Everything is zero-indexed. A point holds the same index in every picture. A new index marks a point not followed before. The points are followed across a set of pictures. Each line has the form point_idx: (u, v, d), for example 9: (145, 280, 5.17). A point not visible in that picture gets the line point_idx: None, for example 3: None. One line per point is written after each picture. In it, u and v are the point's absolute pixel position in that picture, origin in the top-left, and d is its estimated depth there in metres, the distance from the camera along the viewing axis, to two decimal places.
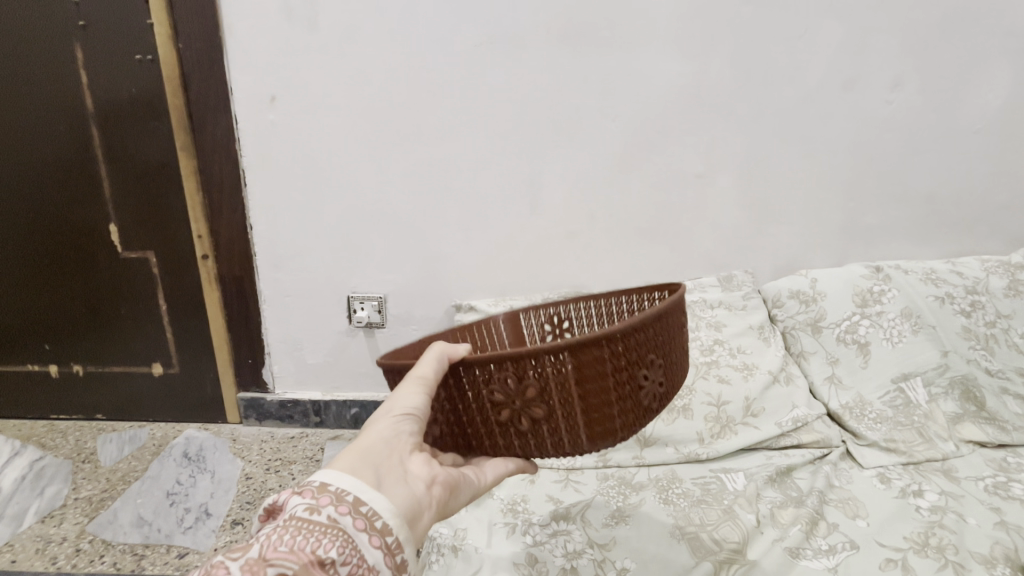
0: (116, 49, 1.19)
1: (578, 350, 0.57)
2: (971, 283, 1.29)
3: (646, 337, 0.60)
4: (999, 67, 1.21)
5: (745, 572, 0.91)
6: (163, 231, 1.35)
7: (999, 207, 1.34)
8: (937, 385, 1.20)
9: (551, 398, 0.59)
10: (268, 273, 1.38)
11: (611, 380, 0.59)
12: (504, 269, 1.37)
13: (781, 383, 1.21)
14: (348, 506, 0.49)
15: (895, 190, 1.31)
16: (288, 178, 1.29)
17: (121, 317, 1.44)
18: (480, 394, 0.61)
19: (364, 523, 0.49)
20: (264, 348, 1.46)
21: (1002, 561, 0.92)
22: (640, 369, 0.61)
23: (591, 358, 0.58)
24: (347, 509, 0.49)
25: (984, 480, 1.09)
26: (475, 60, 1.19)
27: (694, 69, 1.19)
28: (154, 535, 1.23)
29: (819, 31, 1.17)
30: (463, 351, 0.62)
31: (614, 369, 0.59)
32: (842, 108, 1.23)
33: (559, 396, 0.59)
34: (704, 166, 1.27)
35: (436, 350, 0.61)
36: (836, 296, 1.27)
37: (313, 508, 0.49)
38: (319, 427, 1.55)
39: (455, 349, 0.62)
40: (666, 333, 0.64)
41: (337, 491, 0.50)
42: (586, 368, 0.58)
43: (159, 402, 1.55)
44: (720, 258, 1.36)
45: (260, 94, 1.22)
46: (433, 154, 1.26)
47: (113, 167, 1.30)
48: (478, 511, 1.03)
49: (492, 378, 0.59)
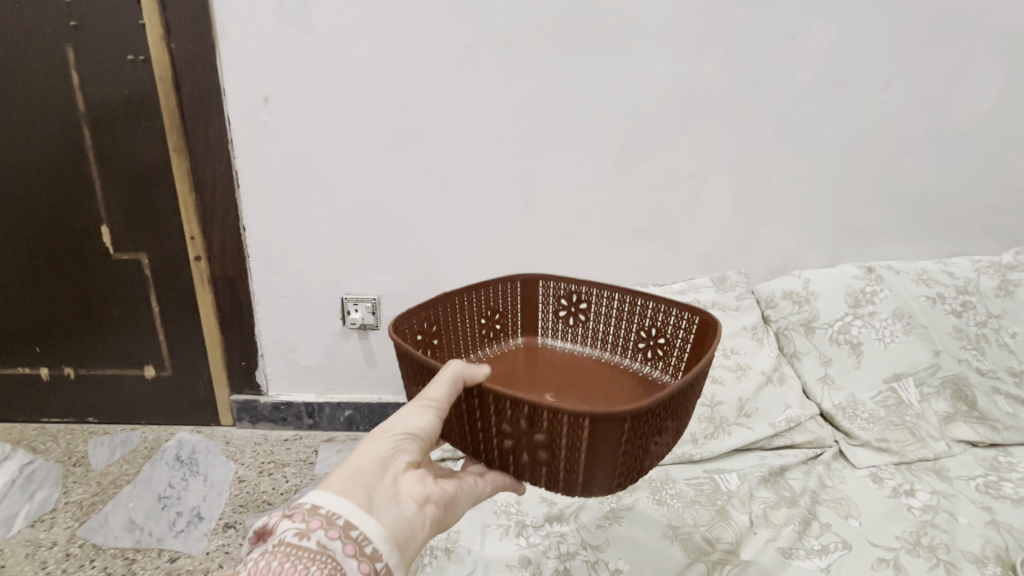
0: (108, 49, 1.19)
1: (597, 422, 0.57)
2: (962, 283, 1.29)
3: (662, 412, 0.60)
4: (988, 69, 1.22)
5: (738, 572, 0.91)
6: (155, 232, 1.34)
7: (989, 207, 1.34)
8: (928, 385, 1.21)
9: (557, 448, 0.60)
10: (261, 274, 1.37)
11: (619, 446, 0.60)
12: (498, 270, 1.37)
13: (774, 383, 1.21)
14: (337, 531, 0.50)
15: (886, 190, 1.31)
16: (281, 179, 1.28)
17: (113, 319, 1.43)
18: (489, 418, 0.63)
19: (353, 548, 0.51)
20: (257, 350, 1.46)
21: (993, 560, 0.92)
22: (646, 438, 0.61)
23: (606, 431, 0.57)
24: (336, 534, 0.50)
25: (975, 480, 1.10)
26: (469, 61, 1.19)
27: (687, 70, 1.19)
28: (145, 539, 1.22)
29: (811, 32, 1.17)
30: (480, 375, 0.63)
31: (624, 438, 0.59)
32: (834, 109, 1.23)
33: (565, 452, 0.59)
34: (697, 167, 1.28)
35: (452, 372, 0.61)
36: (829, 296, 1.27)
37: (302, 533, 0.50)
38: (312, 429, 1.55)
39: (473, 373, 0.62)
40: (682, 404, 0.64)
41: (328, 513, 0.51)
42: (600, 437, 0.58)
43: (151, 405, 1.54)
44: (714, 259, 1.37)
45: (253, 95, 1.21)
46: (428, 155, 1.26)
47: (105, 168, 1.29)
48: (473, 514, 1.02)
49: (503, 413, 0.61)
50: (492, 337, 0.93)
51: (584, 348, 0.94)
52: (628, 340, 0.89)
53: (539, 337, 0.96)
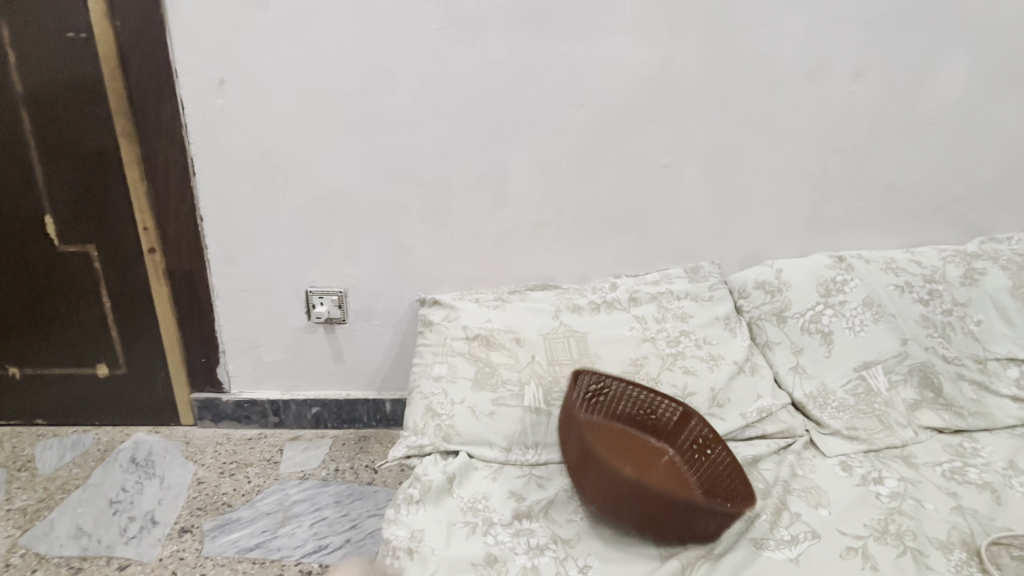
0: (48, 27, 1.12)
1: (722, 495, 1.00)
2: (930, 272, 1.29)
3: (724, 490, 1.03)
4: (955, 59, 1.22)
5: (710, 566, 0.89)
6: (104, 222, 1.27)
7: (955, 195, 1.34)
8: (896, 373, 1.22)
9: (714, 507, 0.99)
10: (220, 267, 1.31)
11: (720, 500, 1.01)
12: (470, 261, 1.33)
13: (746, 373, 1.22)
14: None
15: (858, 180, 1.31)
16: (241, 166, 1.23)
17: (60, 315, 1.36)
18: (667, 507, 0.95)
19: None
20: (217, 346, 1.39)
21: (958, 546, 0.93)
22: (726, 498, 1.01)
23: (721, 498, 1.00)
24: None
25: (941, 466, 1.09)
26: (436, 44, 1.15)
27: (660, 57, 1.18)
28: (93, 547, 1.16)
29: (781, 20, 1.17)
30: None
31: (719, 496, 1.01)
32: (806, 97, 1.23)
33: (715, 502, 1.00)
34: (670, 156, 1.26)
35: None
36: (801, 286, 1.27)
37: None
38: (278, 427, 1.48)
39: None
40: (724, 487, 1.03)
41: None
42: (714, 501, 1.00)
43: (104, 405, 1.45)
44: (688, 249, 1.35)
45: (208, 78, 1.16)
46: (395, 141, 1.22)
47: (49, 154, 1.21)
48: (438, 511, 0.99)
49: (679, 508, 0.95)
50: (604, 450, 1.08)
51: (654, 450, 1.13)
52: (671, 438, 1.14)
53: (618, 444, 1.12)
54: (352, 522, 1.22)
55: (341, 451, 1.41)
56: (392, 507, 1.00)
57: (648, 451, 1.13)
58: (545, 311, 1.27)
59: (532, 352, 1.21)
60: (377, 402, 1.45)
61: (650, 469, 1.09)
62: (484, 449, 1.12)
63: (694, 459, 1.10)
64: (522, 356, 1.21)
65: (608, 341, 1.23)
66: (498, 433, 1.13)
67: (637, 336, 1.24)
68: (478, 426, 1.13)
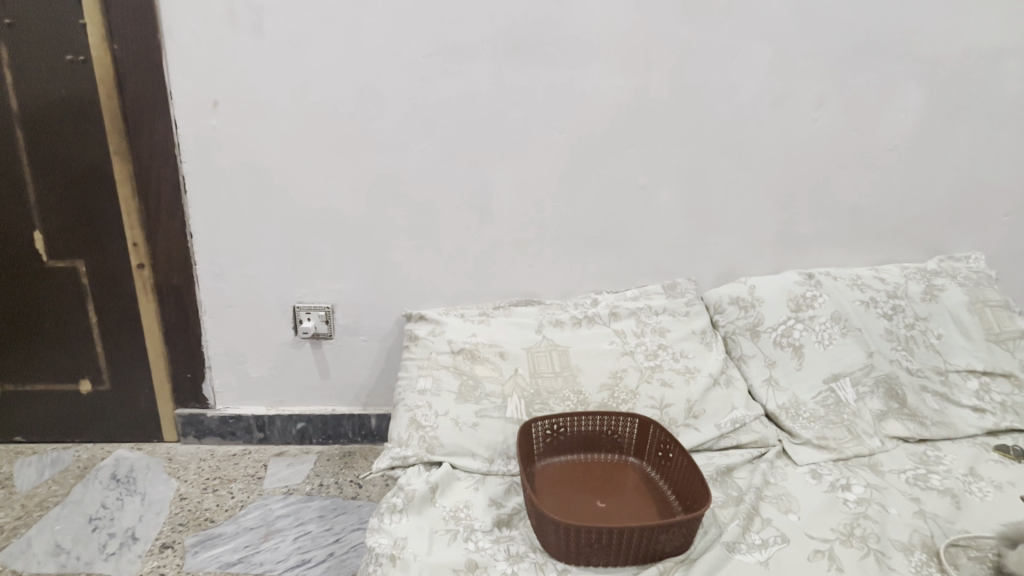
0: (45, 48, 1.14)
1: None
2: (893, 288, 1.36)
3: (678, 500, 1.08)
4: (910, 90, 1.29)
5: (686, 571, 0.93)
6: (93, 239, 1.28)
7: (915, 217, 1.40)
8: (864, 385, 1.27)
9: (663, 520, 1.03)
10: (208, 283, 1.33)
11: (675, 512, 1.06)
12: (455, 278, 1.36)
13: (721, 385, 1.27)
14: None
15: (825, 202, 1.37)
16: (231, 185, 1.25)
17: (45, 331, 1.35)
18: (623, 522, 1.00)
19: None
20: (204, 362, 1.40)
21: (918, 547, 0.98)
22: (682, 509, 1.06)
23: None
24: None
25: (906, 473, 1.15)
26: (423, 70, 1.19)
27: (637, 84, 1.24)
28: (71, 564, 1.15)
29: (749, 52, 1.23)
30: None
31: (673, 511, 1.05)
32: (774, 124, 1.29)
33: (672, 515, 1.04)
34: (647, 177, 1.31)
35: None
36: (773, 302, 1.33)
37: None
38: (262, 443, 1.49)
39: None
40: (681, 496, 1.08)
41: None
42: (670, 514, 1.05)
43: (85, 422, 1.44)
44: (666, 266, 1.40)
45: (201, 100, 1.18)
46: (382, 162, 1.25)
47: (41, 173, 1.23)
48: (420, 520, 1.02)
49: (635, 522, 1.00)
50: (563, 481, 1.14)
51: (616, 469, 1.18)
52: (635, 452, 1.19)
53: (581, 466, 1.18)
54: (335, 536, 1.23)
55: (325, 467, 1.42)
56: (376, 515, 1.02)
57: (614, 471, 1.17)
58: (528, 326, 1.31)
59: (515, 365, 1.25)
60: (362, 417, 1.47)
61: (619, 488, 1.13)
62: (468, 459, 1.15)
63: (660, 470, 1.15)
64: (506, 369, 1.24)
65: (589, 355, 1.27)
66: (482, 444, 1.16)
67: (617, 350, 1.28)
68: (462, 437, 1.16)
